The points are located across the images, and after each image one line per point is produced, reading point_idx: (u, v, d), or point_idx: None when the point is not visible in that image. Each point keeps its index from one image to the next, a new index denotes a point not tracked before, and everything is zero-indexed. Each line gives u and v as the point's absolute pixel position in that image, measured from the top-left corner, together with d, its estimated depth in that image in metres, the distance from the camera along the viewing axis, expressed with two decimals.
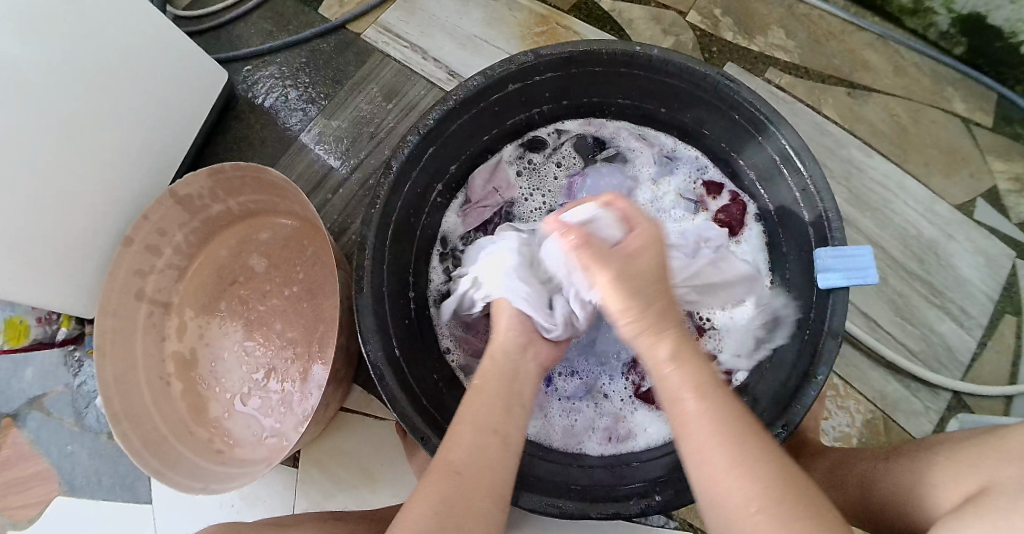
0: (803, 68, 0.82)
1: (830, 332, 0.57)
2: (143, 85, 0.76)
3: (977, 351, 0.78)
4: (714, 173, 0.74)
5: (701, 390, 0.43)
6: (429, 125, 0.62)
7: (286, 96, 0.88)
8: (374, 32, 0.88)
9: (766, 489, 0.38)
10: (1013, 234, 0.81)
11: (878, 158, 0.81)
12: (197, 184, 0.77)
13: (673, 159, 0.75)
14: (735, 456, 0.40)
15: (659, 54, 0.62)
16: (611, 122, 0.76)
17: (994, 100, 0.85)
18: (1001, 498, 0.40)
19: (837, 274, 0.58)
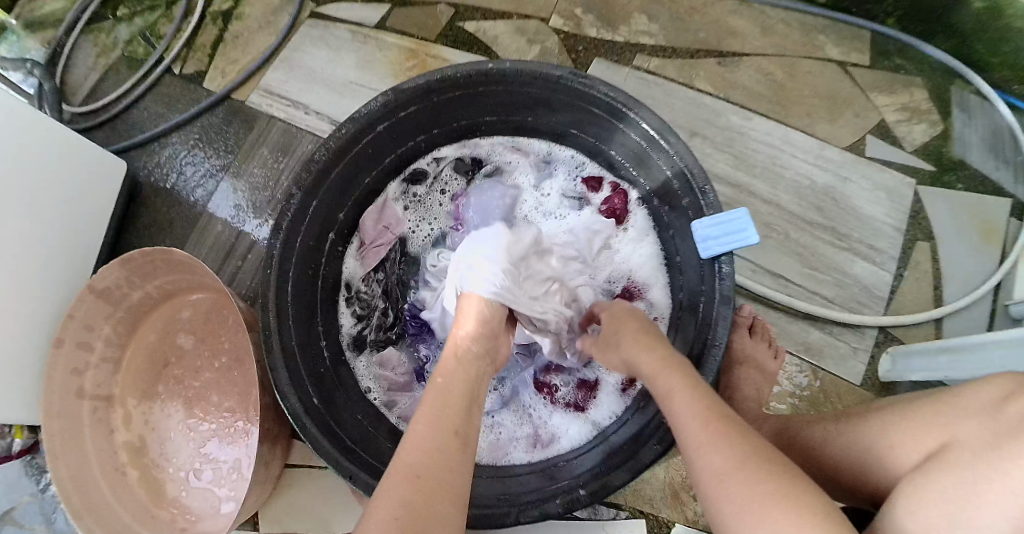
0: (670, 48, 0.83)
1: (722, 299, 0.57)
2: (48, 187, 0.78)
3: (895, 284, 0.79)
4: (594, 167, 0.76)
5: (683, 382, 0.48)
6: (310, 178, 0.64)
7: (185, 174, 0.91)
8: (257, 97, 0.90)
9: (738, 457, 0.41)
10: (908, 163, 0.83)
11: (758, 118, 0.81)
12: (113, 275, 0.78)
13: (549, 162, 0.77)
14: (715, 431, 0.43)
15: (512, 66, 0.62)
16: (485, 140, 0.78)
17: (867, 38, 0.86)
18: (975, 456, 0.41)
19: (716, 242, 0.58)
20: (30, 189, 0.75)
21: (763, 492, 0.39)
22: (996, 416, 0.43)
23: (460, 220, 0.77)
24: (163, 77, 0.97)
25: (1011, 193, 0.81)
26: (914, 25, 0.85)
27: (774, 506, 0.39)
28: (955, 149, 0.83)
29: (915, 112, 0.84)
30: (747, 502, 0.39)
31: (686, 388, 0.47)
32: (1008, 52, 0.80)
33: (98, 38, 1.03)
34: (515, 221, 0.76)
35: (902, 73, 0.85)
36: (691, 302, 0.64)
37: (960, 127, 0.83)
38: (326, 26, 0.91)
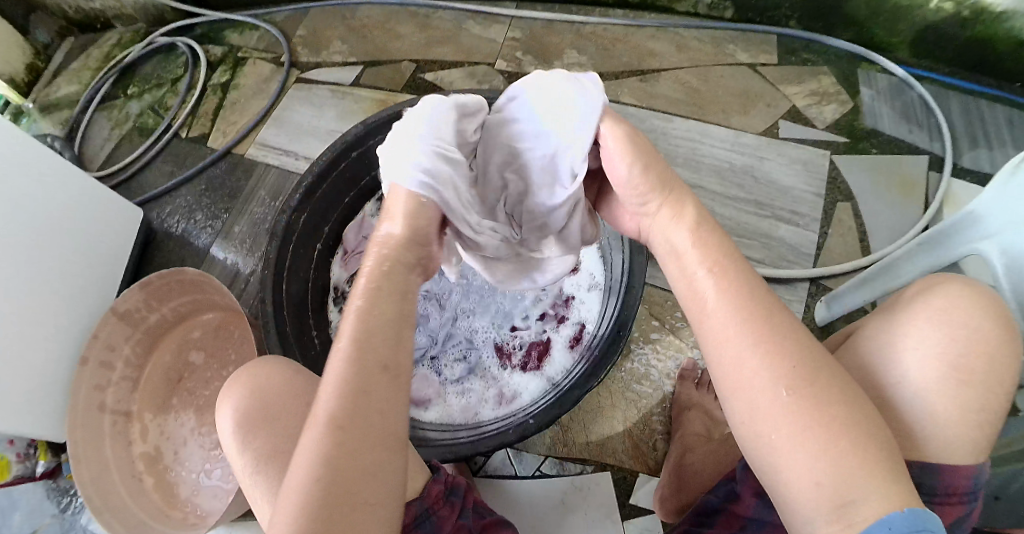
0: (598, 72, 0.98)
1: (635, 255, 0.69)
2: (76, 227, 0.92)
3: (821, 242, 0.87)
4: None
5: (724, 272, 0.45)
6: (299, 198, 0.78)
7: (194, 219, 1.04)
8: (255, 150, 1.05)
9: (791, 374, 0.41)
10: (822, 139, 0.94)
11: (677, 121, 0.95)
12: (134, 298, 0.90)
13: None
14: (768, 343, 0.41)
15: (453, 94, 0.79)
16: None
17: (774, 41, 1.02)
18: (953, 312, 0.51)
19: None
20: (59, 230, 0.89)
21: (820, 411, 0.40)
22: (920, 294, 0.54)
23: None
24: (172, 141, 1.13)
25: (926, 150, 0.93)
26: (813, 22, 1.00)
27: (835, 436, 0.39)
28: (867, 121, 0.95)
29: (824, 96, 0.97)
30: (812, 424, 0.39)
31: (724, 282, 0.44)
32: (905, 29, 0.95)
33: (110, 113, 1.23)
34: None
35: (810, 64, 1.00)
36: (614, 286, 0.73)
37: (869, 102, 0.97)
38: (310, 88, 1.07)
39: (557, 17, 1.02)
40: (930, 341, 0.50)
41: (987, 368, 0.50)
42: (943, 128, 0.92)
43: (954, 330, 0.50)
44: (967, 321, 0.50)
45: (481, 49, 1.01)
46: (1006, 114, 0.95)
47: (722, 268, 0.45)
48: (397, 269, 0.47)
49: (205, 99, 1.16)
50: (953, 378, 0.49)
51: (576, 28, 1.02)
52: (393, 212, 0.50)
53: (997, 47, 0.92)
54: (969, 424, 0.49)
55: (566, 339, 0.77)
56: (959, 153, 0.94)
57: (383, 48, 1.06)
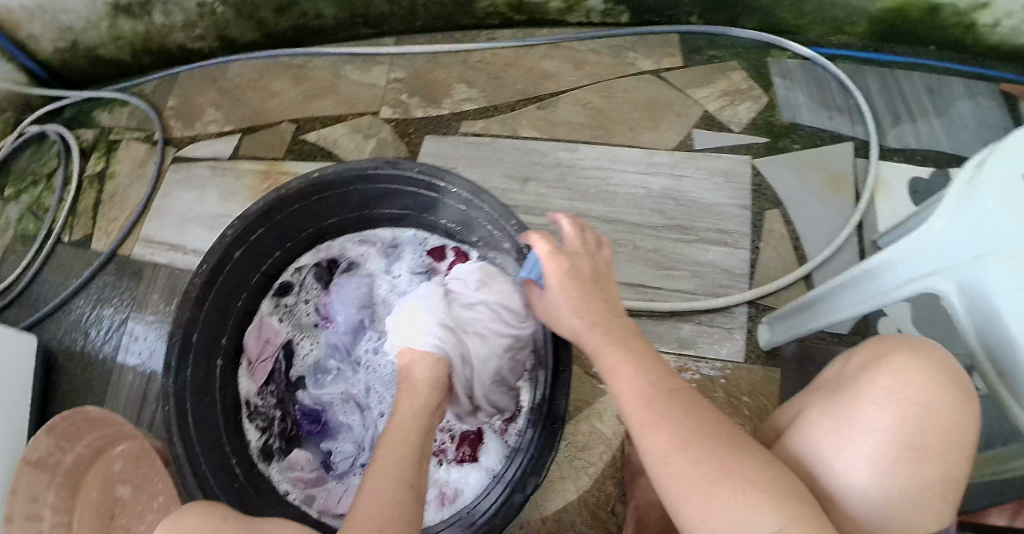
0: (493, 106, 0.92)
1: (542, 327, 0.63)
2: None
3: (756, 258, 0.86)
4: (435, 240, 0.83)
5: (635, 361, 0.51)
6: (185, 315, 0.67)
7: (89, 332, 0.95)
8: (141, 247, 0.96)
9: (692, 434, 0.44)
10: (743, 142, 0.92)
11: (584, 149, 0.89)
12: (42, 443, 0.82)
13: (396, 247, 0.84)
14: (660, 412, 0.46)
15: (335, 171, 0.71)
16: (335, 241, 0.84)
17: (677, 39, 0.99)
18: (896, 382, 0.45)
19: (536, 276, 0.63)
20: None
21: (702, 469, 0.42)
22: (868, 359, 0.49)
23: (329, 317, 0.84)
24: (56, 248, 1.02)
25: (852, 137, 0.94)
26: (716, 15, 0.99)
27: (718, 481, 0.41)
28: (784, 114, 0.95)
29: (736, 93, 0.96)
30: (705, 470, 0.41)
31: (634, 365, 0.50)
32: (812, 10, 0.96)
33: None
34: (376, 306, 0.82)
35: (717, 61, 0.98)
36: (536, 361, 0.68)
37: (784, 92, 0.97)
38: (190, 166, 0.98)
39: (439, 50, 0.95)
40: (875, 423, 0.44)
41: (944, 444, 0.43)
42: (864, 112, 0.93)
43: (903, 408, 0.44)
44: (918, 394, 0.44)
45: (363, 97, 0.94)
46: (924, 82, 0.98)
47: (635, 359, 0.51)
48: (424, 410, 0.55)
49: (82, 194, 1.05)
50: (907, 460, 0.43)
51: (461, 57, 0.95)
52: (413, 364, 0.59)
53: (909, 16, 0.94)
54: (930, 506, 0.42)
55: (496, 422, 0.74)
56: (884, 132, 0.95)
57: (259, 110, 0.98)
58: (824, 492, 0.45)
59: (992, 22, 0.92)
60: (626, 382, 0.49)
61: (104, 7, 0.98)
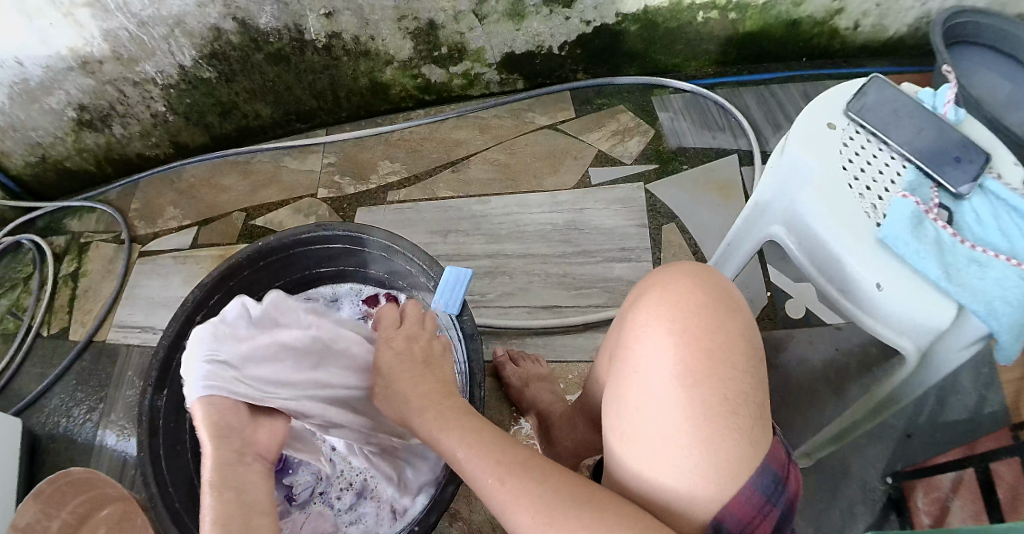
0: (414, 175, 1.06)
1: (468, 334, 0.79)
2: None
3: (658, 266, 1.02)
4: (369, 289, 0.98)
5: (463, 434, 0.57)
6: (155, 375, 0.78)
7: (71, 415, 1.04)
8: (115, 332, 1.08)
9: (533, 494, 0.49)
10: (633, 172, 1.11)
11: (496, 199, 1.04)
12: (29, 510, 0.91)
13: (336, 300, 0.98)
14: (507, 482, 0.51)
15: (276, 239, 0.85)
16: None
17: (568, 95, 1.19)
18: (660, 326, 0.56)
19: (450, 299, 0.80)
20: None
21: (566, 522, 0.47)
22: (636, 324, 0.58)
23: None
24: (36, 343, 1.12)
25: (737, 149, 1.14)
26: (598, 69, 1.20)
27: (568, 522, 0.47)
28: (671, 140, 1.15)
29: (622, 133, 1.15)
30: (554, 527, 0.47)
31: (462, 439, 0.57)
32: (682, 48, 1.18)
33: None
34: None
35: (606, 108, 1.18)
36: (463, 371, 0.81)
37: (670, 124, 1.17)
38: (154, 258, 1.12)
39: (363, 135, 1.10)
40: (657, 359, 0.54)
41: (708, 360, 0.53)
42: (743, 127, 1.15)
43: (673, 339, 0.54)
44: (678, 326, 0.55)
45: (301, 183, 1.10)
46: (800, 91, 1.21)
47: (464, 428, 0.58)
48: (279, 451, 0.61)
49: (58, 292, 1.16)
50: (683, 383, 0.52)
51: (383, 137, 1.10)
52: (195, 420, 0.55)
53: (774, 33, 1.17)
54: (727, 432, 0.51)
55: None
56: (766, 140, 1.16)
57: (212, 204, 1.14)
58: (635, 439, 0.53)
59: (852, 24, 1.16)
60: (468, 457, 0.55)
61: (69, 123, 1.11)
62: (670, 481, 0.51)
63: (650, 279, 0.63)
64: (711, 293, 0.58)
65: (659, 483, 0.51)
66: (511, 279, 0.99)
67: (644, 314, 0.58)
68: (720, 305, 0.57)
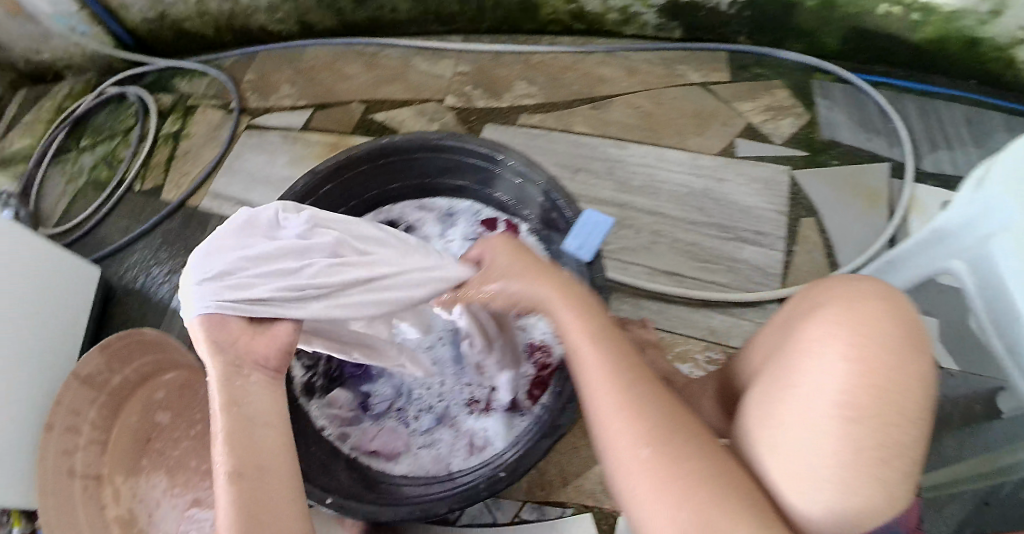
0: (550, 103, 1.00)
1: (597, 285, 0.71)
2: (25, 297, 0.87)
3: (787, 259, 0.93)
4: (488, 212, 0.89)
5: (597, 339, 0.50)
6: None
7: (151, 273, 1.03)
8: (209, 201, 1.04)
9: (654, 430, 0.43)
10: (781, 153, 1.01)
11: (633, 147, 0.97)
12: (94, 360, 0.90)
13: (451, 215, 0.89)
14: (629, 407, 0.45)
15: (401, 139, 0.78)
16: (394, 206, 0.90)
17: (723, 58, 1.09)
18: (835, 341, 0.46)
19: (587, 242, 0.71)
20: (10, 304, 0.84)
21: (675, 497, 0.41)
22: (804, 332, 0.49)
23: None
24: (125, 196, 1.10)
25: (888, 157, 1.00)
26: (762, 36, 1.08)
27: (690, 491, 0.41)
28: (823, 132, 1.02)
29: (777, 110, 1.04)
30: (665, 477, 0.41)
31: (595, 341, 0.50)
32: (853, 35, 1.02)
33: (64, 167, 1.16)
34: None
35: (762, 79, 1.07)
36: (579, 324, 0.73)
37: (825, 113, 1.04)
38: (261, 134, 1.07)
39: (504, 49, 1.04)
40: (826, 374, 0.45)
41: (881, 399, 0.43)
42: (901, 135, 0.99)
43: (849, 359, 0.45)
44: (856, 346, 0.45)
45: (428, 85, 1.04)
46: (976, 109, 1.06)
47: (598, 337, 0.51)
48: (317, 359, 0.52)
49: (157, 148, 1.14)
50: (844, 414, 0.43)
51: (524, 56, 1.04)
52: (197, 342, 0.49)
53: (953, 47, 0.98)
54: (878, 481, 0.42)
55: (528, 381, 0.78)
56: (921, 156, 1.00)
57: (330, 90, 1.08)
58: (772, 448, 0.46)
59: None
60: (590, 371, 0.49)
61: None
62: (795, 504, 0.44)
63: (826, 286, 0.53)
64: (902, 320, 0.46)
65: (779, 500, 0.45)
66: (637, 234, 0.92)
67: (832, 308, 0.48)
68: (914, 336, 0.46)
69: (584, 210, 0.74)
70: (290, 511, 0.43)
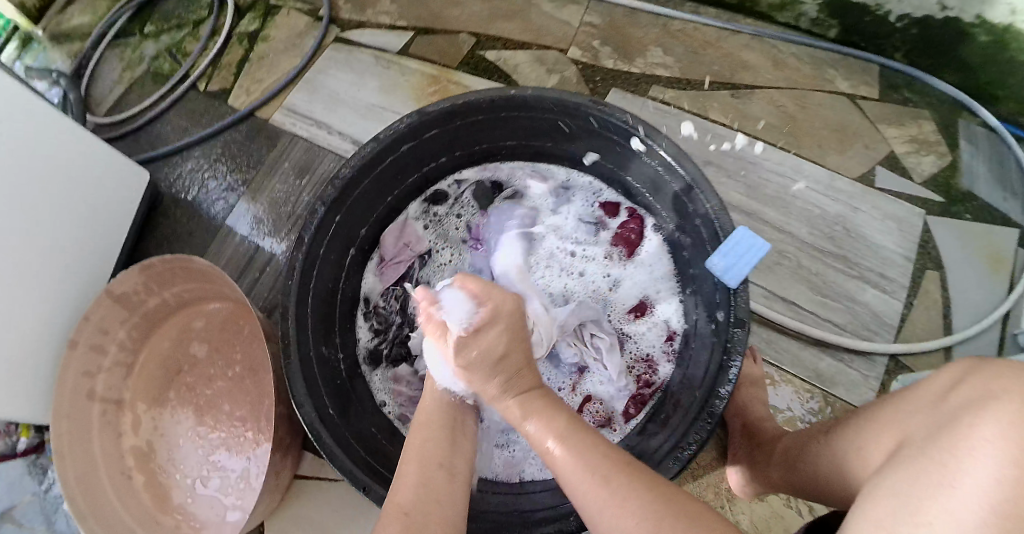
0: (685, 80, 0.90)
1: (739, 321, 0.60)
2: (56, 198, 0.78)
3: (905, 312, 0.82)
4: (610, 194, 0.79)
5: (563, 435, 0.49)
6: (333, 195, 0.65)
7: (207, 185, 0.93)
8: (282, 115, 0.93)
9: (648, 519, 0.42)
10: (920, 196, 0.87)
11: (769, 150, 0.87)
12: (132, 280, 0.80)
13: (567, 189, 0.80)
14: (616, 495, 0.43)
15: (534, 94, 0.65)
16: (506, 164, 0.80)
17: (877, 73, 0.93)
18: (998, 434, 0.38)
19: (738, 267, 0.61)
20: (39, 208, 0.75)
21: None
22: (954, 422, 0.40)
23: (479, 239, 0.81)
24: (187, 93, 0.98)
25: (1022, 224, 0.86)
26: (921, 58, 0.91)
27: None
28: (964, 181, 0.87)
29: (923, 144, 0.89)
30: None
31: (565, 437, 0.48)
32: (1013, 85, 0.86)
33: (122, 52, 1.03)
34: (533, 241, 0.79)
35: (909, 106, 0.91)
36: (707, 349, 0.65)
37: (968, 162, 0.88)
38: (351, 51, 0.96)
39: (643, 7, 0.93)
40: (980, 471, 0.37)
41: None
42: None
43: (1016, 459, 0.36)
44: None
45: (554, 30, 0.93)
46: None
47: (563, 433, 0.49)
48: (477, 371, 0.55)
49: (229, 49, 1.01)
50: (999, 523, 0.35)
51: (662, 21, 0.93)
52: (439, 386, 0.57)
53: None
54: None
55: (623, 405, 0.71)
56: None
57: (436, 14, 0.96)
58: None
59: None
60: (570, 461, 0.47)
61: None
62: None
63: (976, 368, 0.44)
64: None
65: None
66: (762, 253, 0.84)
67: (1014, 403, 0.38)
68: None
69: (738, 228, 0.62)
70: (434, 517, 0.46)
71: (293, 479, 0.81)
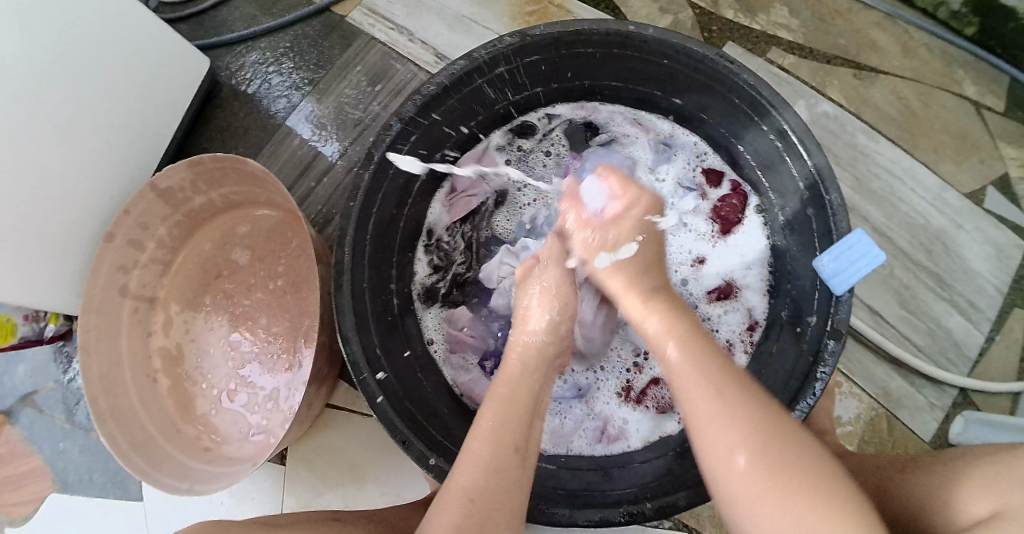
0: (807, 48, 0.83)
1: (835, 331, 0.55)
2: (103, 77, 0.72)
3: (986, 347, 0.77)
4: (715, 160, 0.72)
5: (697, 358, 0.47)
6: (412, 111, 0.59)
7: (269, 81, 0.86)
8: (360, 14, 0.86)
9: (754, 438, 0.43)
10: (1022, 225, 0.79)
11: (885, 143, 0.81)
12: (178, 176, 0.75)
13: (669, 145, 0.73)
14: (720, 422, 0.44)
15: (655, 34, 0.58)
16: (605, 106, 0.74)
17: (1006, 83, 0.82)
18: None
19: (846, 272, 0.55)
20: (83, 86, 0.70)
21: (773, 483, 0.41)
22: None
23: None
24: None
25: None
26: None
27: (789, 496, 0.40)
28: None
29: None
30: (756, 492, 0.41)
31: (696, 362, 0.47)
32: None
33: None
34: None
35: None
36: (801, 332, 0.61)
37: None
38: None
39: None
40: None
41: None
42: None
43: None
44: None
45: None
46: None
47: (721, 394, 0.45)
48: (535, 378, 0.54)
49: None
50: None
51: None
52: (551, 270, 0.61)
53: None
54: None
55: None
56: None
57: None
58: None
59: None
60: (686, 384, 0.47)
61: None
62: None
63: None
64: None
65: None
66: None
67: None
68: None
69: (855, 231, 0.55)
70: (505, 504, 0.45)
71: (325, 408, 0.78)
